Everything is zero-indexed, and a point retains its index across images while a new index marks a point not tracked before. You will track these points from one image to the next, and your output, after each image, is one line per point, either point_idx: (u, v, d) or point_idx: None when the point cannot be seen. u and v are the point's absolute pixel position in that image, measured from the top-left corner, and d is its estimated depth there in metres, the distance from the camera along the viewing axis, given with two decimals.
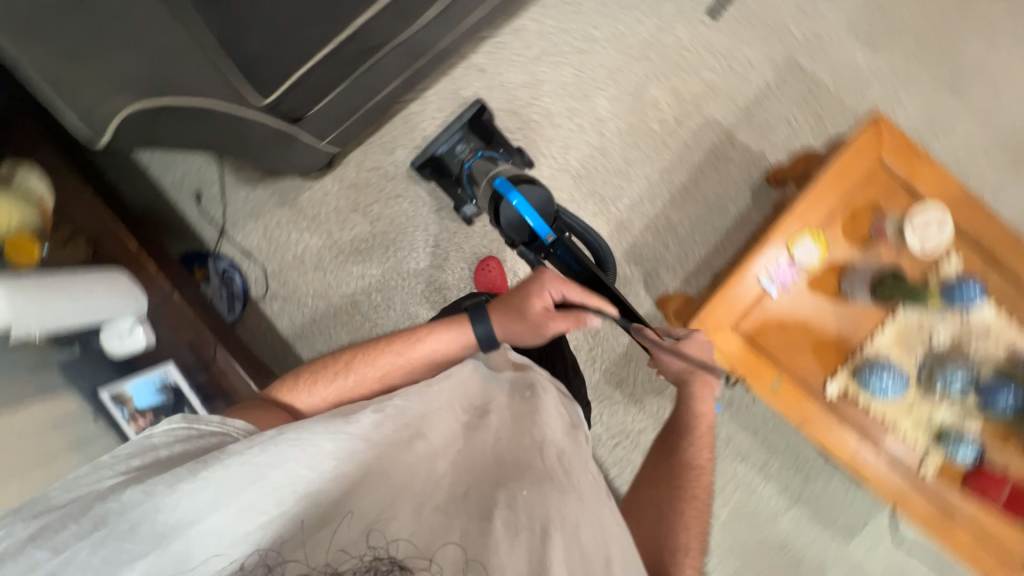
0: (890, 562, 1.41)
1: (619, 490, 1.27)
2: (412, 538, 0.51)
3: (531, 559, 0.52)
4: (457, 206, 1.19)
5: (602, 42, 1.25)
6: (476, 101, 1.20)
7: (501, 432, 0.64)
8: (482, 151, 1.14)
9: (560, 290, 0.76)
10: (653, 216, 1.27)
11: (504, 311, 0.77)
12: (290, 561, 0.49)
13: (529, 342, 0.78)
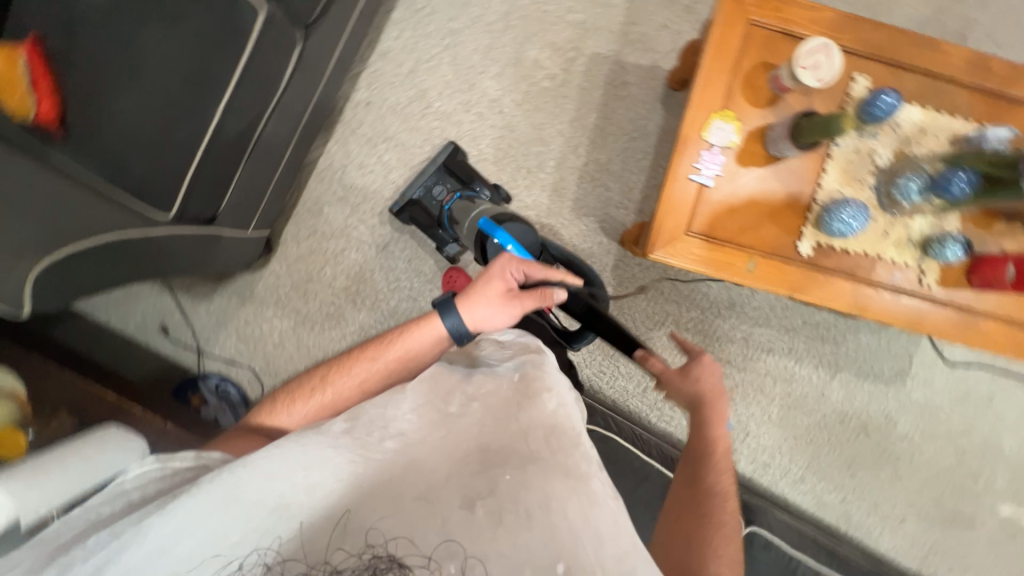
0: (953, 386, 1.38)
1: (666, 431, 1.24)
2: (410, 536, 0.53)
3: (522, 544, 0.53)
4: (439, 247, 1.20)
5: (465, 28, 1.25)
6: (449, 144, 1.24)
7: (485, 417, 0.65)
8: (461, 194, 1.18)
9: (520, 269, 0.87)
10: (582, 165, 1.27)
11: (470, 297, 0.85)
12: (289, 559, 0.52)
13: (497, 323, 0.85)
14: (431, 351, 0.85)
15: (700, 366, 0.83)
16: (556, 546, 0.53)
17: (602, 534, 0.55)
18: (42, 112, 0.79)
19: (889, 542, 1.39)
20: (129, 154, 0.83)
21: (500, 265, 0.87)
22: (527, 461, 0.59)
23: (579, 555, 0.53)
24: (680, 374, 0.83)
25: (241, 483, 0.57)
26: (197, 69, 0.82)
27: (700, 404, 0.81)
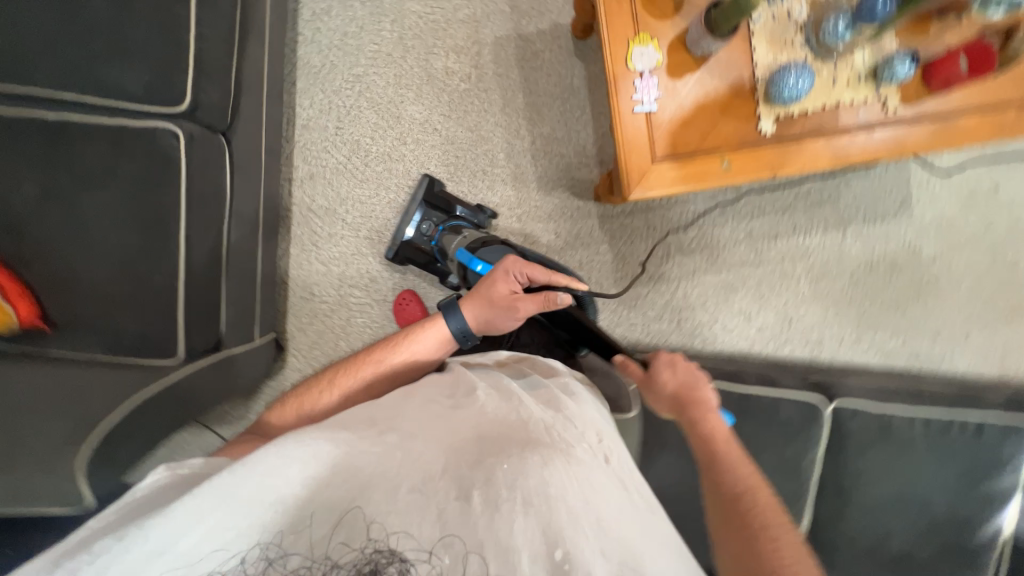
0: (956, 192, 1.39)
1: (714, 347, 1.36)
2: (412, 529, 0.49)
3: (523, 529, 0.50)
4: (441, 279, 1.21)
5: (368, 68, 1.24)
6: (425, 177, 1.25)
7: (490, 414, 0.65)
8: (446, 225, 1.20)
9: (525, 272, 0.89)
10: (530, 145, 1.28)
11: (475, 296, 0.88)
12: (291, 553, 0.49)
13: (497, 326, 0.88)
14: (435, 351, 0.86)
15: (660, 365, 0.83)
16: (559, 530, 0.50)
17: (605, 522, 0.53)
18: (23, 313, 0.79)
19: (964, 361, 1.39)
20: (119, 318, 0.83)
21: (506, 266, 0.89)
22: (532, 450, 0.58)
23: (581, 542, 0.50)
24: (649, 382, 0.82)
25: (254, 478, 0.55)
26: (148, 214, 0.82)
27: (684, 399, 0.78)
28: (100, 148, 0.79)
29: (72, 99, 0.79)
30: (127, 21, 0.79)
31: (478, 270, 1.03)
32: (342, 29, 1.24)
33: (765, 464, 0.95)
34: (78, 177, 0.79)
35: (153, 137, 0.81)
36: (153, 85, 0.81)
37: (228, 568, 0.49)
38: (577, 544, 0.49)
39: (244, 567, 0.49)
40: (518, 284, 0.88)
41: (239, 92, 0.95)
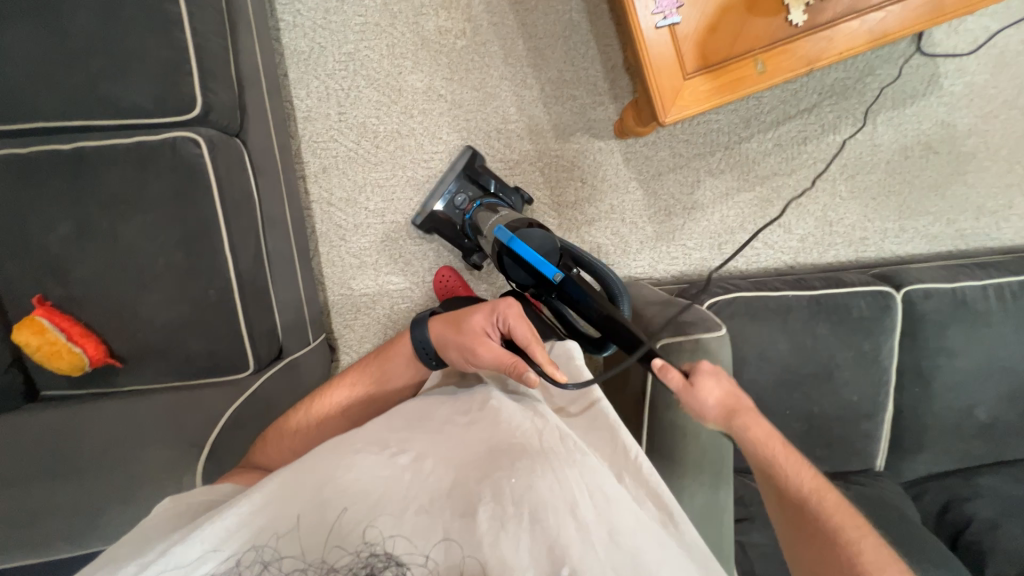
0: (985, 57, 1.33)
1: (759, 264, 1.34)
2: (411, 532, 0.44)
3: (528, 543, 0.44)
4: (466, 257, 1.19)
5: (359, 43, 1.18)
6: (467, 149, 1.20)
7: (506, 422, 0.58)
8: (482, 200, 1.15)
9: (510, 319, 0.72)
10: (539, 93, 1.23)
11: (452, 317, 0.77)
12: (286, 555, 0.44)
13: (450, 358, 0.73)
14: (411, 370, 0.79)
15: (703, 372, 0.65)
16: (568, 549, 0.43)
17: (619, 539, 0.45)
18: (91, 352, 0.79)
19: (1010, 230, 1.37)
20: (187, 339, 0.82)
21: (496, 304, 0.75)
22: (548, 459, 0.51)
23: (591, 563, 0.42)
24: (691, 390, 0.64)
25: (258, 500, 0.50)
26: (188, 229, 0.79)
27: (733, 405, 0.64)
28: (122, 170, 0.76)
29: (79, 127, 0.76)
30: (118, 28, 0.74)
31: (513, 250, 0.89)
32: (323, 7, 1.16)
33: (845, 362, 0.95)
34: (108, 205, 0.77)
35: (174, 148, 0.77)
36: (161, 93, 0.76)
37: (224, 569, 0.44)
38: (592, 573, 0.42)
39: (238, 570, 0.44)
40: (495, 329, 0.73)
41: (242, 89, 0.90)
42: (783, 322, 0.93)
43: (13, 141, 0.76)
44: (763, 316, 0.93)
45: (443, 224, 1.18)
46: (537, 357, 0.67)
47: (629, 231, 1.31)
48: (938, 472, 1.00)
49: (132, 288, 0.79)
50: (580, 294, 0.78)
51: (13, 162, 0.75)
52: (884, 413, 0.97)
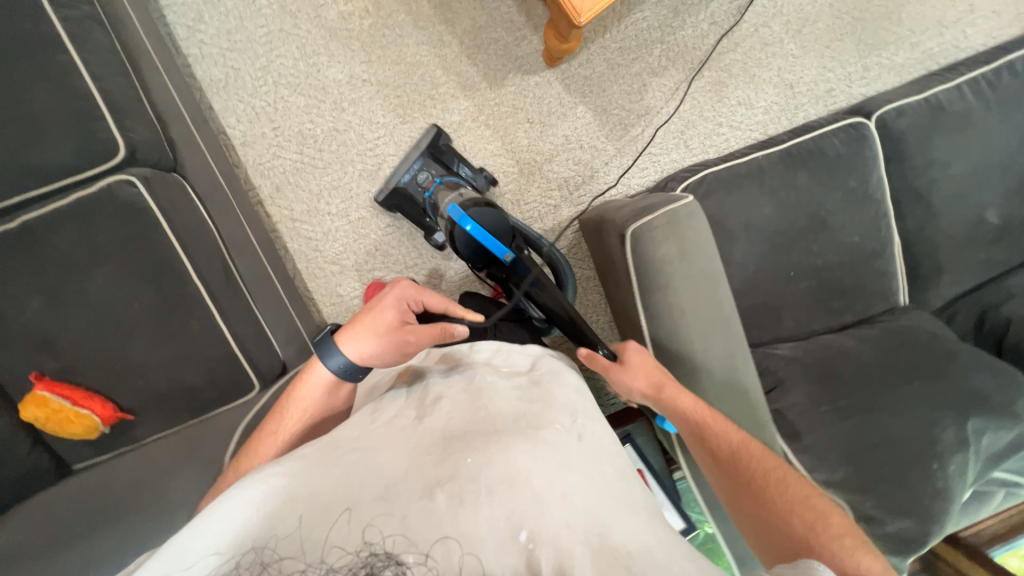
0: None
1: (731, 148, 1.30)
2: (405, 528, 0.42)
3: (489, 514, 0.43)
4: (427, 235, 1.17)
5: (270, 54, 1.16)
6: (432, 128, 1.19)
7: (460, 408, 0.55)
8: (443, 177, 1.13)
9: (418, 298, 0.77)
10: (460, 47, 1.21)
11: (360, 326, 0.72)
12: (285, 556, 0.42)
13: (385, 362, 0.72)
14: (336, 394, 0.73)
15: (629, 350, 0.70)
16: (535, 518, 0.43)
17: (573, 499, 0.46)
18: (101, 412, 0.80)
19: (977, 35, 1.31)
20: (186, 374, 0.83)
21: (396, 293, 0.76)
22: (501, 436, 0.50)
23: (551, 525, 0.43)
24: (620, 367, 0.69)
25: (244, 516, 0.46)
26: (151, 268, 0.79)
27: (662, 383, 0.67)
28: (70, 231, 0.77)
29: (14, 203, 0.76)
30: (17, 92, 0.74)
31: (469, 230, 0.91)
32: (223, 29, 1.15)
33: (838, 205, 0.91)
34: (68, 268, 0.77)
35: (112, 194, 0.77)
36: (81, 146, 0.76)
37: (228, 570, 0.42)
38: (554, 534, 0.43)
39: (239, 572, 0.42)
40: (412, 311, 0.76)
41: (165, 124, 0.90)
42: (760, 185, 0.90)
43: None
44: (738, 185, 0.90)
45: (404, 199, 1.18)
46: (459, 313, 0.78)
47: (593, 155, 1.28)
48: (967, 289, 0.95)
49: (116, 340, 0.80)
50: (532, 275, 0.95)
51: None
52: (893, 245, 0.93)
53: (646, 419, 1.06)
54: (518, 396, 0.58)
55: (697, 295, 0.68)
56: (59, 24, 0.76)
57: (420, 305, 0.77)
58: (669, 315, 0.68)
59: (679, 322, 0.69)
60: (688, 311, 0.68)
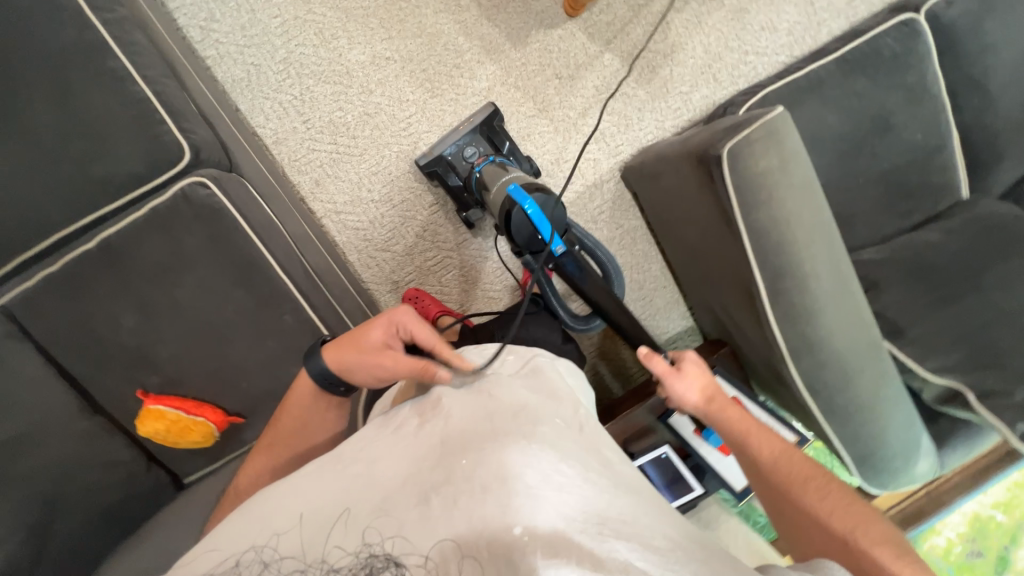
0: None
1: (759, 76, 1.29)
2: (405, 531, 0.42)
3: (485, 516, 0.41)
4: (461, 211, 1.16)
5: (289, 44, 1.13)
6: (490, 107, 1.17)
7: (456, 406, 0.52)
8: (494, 157, 1.11)
9: (410, 326, 0.69)
10: (478, 10, 1.19)
11: (347, 338, 0.71)
12: (286, 556, 0.45)
13: (357, 378, 0.70)
14: (326, 404, 0.74)
15: (689, 361, 0.74)
16: (529, 512, 0.41)
17: (574, 489, 0.43)
18: (213, 418, 0.80)
19: None
20: (286, 370, 0.83)
21: (392, 312, 0.71)
22: (499, 435, 0.46)
23: (557, 524, 0.41)
24: (677, 375, 0.73)
25: (247, 526, 0.48)
26: (238, 267, 0.79)
27: (714, 395, 0.73)
28: (152, 241, 0.76)
29: (95, 219, 0.75)
30: (78, 104, 0.72)
31: (528, 211, 0.89)
32: (238, 24, 1.11)
33: (897, 105, 0.91)
34: (156, 279, 0.76)
35: (187, 198, 0.76)
36: (148, 150, 0.75)
37: (227, 568, 0.45)
38: (551, 530, 0.41)
39: (240, 569, 0.45)
40: (398, 336, 0.70)
41: (213, 123, 0.88)
42: (818, 96, 0.90)
43: (39, 261, 0.75)
44: (797, 99, 0.90)
45: (444, 173, 1.15)
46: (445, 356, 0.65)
47: (625, 102, 1.26)
48: None
49: (214, 344, 0.80)
50: (579, 271, 0.95)
51: (52, 281, 0.74)
52: (952, 137, 0.94)
53: (730, 348, 1.02)
54: (508, 386, 0.53)
55: (795, 204, 0.70)
56: (103, 28, 0.74)
57: (408, 334, 0.70)
58: (772, 227, 0.70)
59: (781, 234, 0.70)
60: (789, 221, 0.70)
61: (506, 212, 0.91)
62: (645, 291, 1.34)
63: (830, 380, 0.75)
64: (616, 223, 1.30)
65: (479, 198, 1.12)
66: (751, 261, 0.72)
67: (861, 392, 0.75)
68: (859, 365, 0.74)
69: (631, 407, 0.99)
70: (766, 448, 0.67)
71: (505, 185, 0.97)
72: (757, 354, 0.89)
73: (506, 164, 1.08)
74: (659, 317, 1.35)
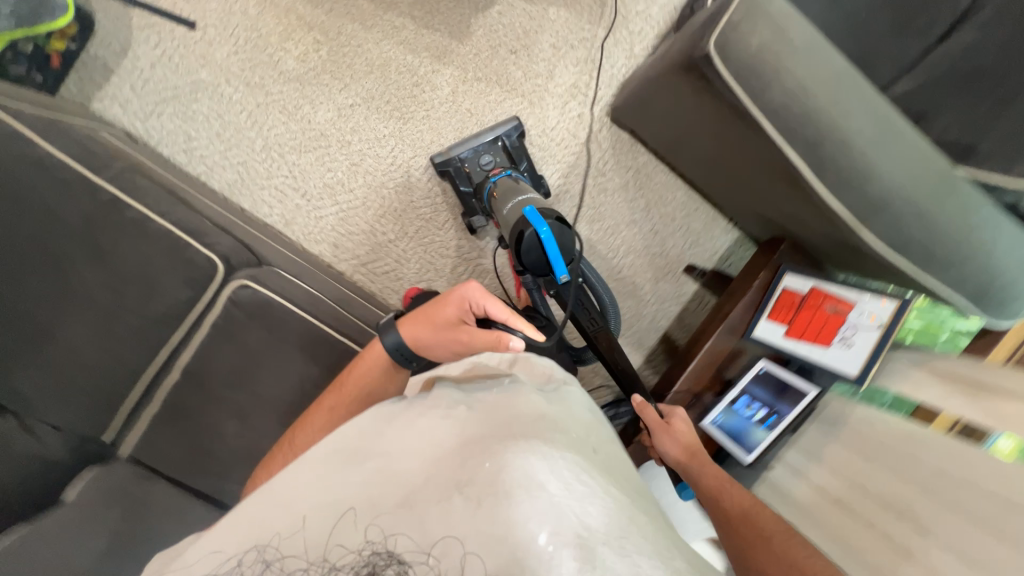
0: None
1: None
2: (415, 530, 0.41)
3: (509, 516, 0.39)
4: (468, 216, 1.16)
5: (264, 132, 1.17)
6: (515, 121, 1.18)
7: (480, 404, 0.49)
8: (511, 170, 1.11)
9: (482, 302, 0.72)
10: (414, 24, 1.18)
11: (423, 316, 0.76)
12: (289, 555, 0.43)
13: (433, 353, 0.73)
14: (387, 384, 0.75)
15: (678, 418, 0.89)
16: (547, 516, 0.38)
17: (596, 495, 0.41)
18: None
19: None
20: None
21: (465, 290, 0.73)
22: (526, 435, 0.43)
23: (574, 522, 0.38)
24: (668, 427, 0.87)
25: (244, 521, 0.47)
26: (302, 342, 0.85)
27: (696, 451, 0.83)
28: (223, 351, 0.82)
29: (172, 348, 0.82)
30: (118, 257, 0.78)
31: (542, 236, 0.81)
32: (213, 133, 1.16)
33: None
34: (239, 383, 0.82)
35: (234, 300, 0.82)
36: (189, 275, 0.81)
37: (229, 569, 0.44)
38: (568, 531, 0.38)
39: (244, 569, 0.44)
40: (473, 313, 0.73)
41: (229, 228, 0.92)
42: None
43: (142, 404, 0.82)
44: None
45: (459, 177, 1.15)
46: (520, 328, 0.70)
47: (586, 47, 1.22)
48: None
49: None
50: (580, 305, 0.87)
51: (159, 417, 0.81)
52: None
53: (790, 242, 0.98)
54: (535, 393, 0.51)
55: (808, 71, 0.65)
56: (111, 185, 0.80)
57: (482, 311, 0.72)
58: (792, 101, 0.65)
59: (804, 104, 0.65)
60: (807, 87, 0.65)
61: (518, 231, 0.84)
62: (679, 221, 1.31)
63: (915, 230, 0.69)
64: (624, 167, 1.27)
65: (485, 207, 1.12)
66: (781, 143, 0.69)
67: (954, 234, 0.69)
68: (941, 201, 0.68)
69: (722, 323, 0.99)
70: (736, 500, 0.74)
71: (522, 206, 0.91)
72: (821, 235, 0.84)
73: (519, 180, 1.07)
74: (701, 241, 1.31)
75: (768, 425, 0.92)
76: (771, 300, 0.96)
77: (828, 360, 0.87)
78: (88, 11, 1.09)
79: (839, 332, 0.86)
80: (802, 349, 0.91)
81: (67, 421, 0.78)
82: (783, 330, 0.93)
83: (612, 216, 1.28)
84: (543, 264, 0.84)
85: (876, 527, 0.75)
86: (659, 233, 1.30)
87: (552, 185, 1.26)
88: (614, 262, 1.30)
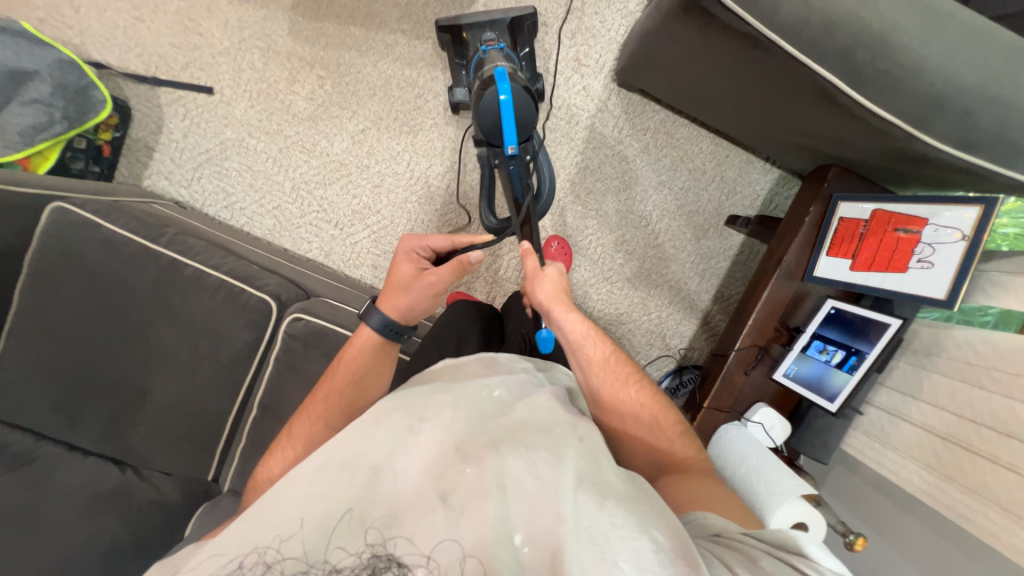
0: None
1: None
2: (409, 530, 0.43)
3: (494, 512, 0.43)
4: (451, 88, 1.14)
5: (290, 174, 1.24)
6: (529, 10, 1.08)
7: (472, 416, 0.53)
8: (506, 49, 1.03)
9: (424, 244, 0.75)
10: (405, 38, 1.20)
11: (387, 289, 0.76)
12: (285, 557, 0.43)
13: (420, 309, 0.76)
14: (383, 361, 0.75)
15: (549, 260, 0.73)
16: (531, 517, 0.44)
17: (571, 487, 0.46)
18: None
19: None
20: None
21: (403, 246, 0.76)
22: (507, 445, 0.49)
23: (545, 523, 0.44)
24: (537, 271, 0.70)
25: (250, 526, 0.46)
26: None
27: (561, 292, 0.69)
28: (290, 382, 0.87)
29: (247, 387, 0.89)
30: (187, 311, 0.86)
31: (501, 99, 0.76)
32: (247, 185, 1.24)
33: None
34: None
35: (291, 334, 0.86)
36: (248, 317, 0.87)
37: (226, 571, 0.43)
38: (551, 530, 0.43)
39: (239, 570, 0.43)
40: (425, 257, 0.76)
41: (276, 270, 0.98)
42: None
43: (233, 442, 0.90)
44: None
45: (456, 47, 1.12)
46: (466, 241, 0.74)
47: (579, 17, 1.19)
48: None
49: None
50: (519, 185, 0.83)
51: (246, 450, 0.88)
52: None
53: (838, 168, 0.90)
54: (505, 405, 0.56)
55: None
56: (167, 250, 0.87)
57: (431, 249, 0.76)
58: (810, 12, 0.60)
59: (823, 12, 0.59)
60: None
61: (481, 88, 0.78)
62: (711, 171, 1.23)
63: (988, 121, 0.61)
64: (641, 129, 1.22)
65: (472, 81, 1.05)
66: (806, 61, 0.63)
67: None
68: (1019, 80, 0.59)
69: (777, 270, 0.93)
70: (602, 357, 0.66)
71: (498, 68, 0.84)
72: (875, 152, 0.76)
73: (511, 59, 0.97)
74: (740, 188, 1.24)
75: (850, 368, 0.83)
76: (828, 234, 0.89)
77: (910, 286, 0.77)
78: (124, 100, 1.21)
79: (914, 255, 0.78)
80: (873, 282, 0.82)
81: (174, 466, 0.88)
82: (846, 262, 0.85)
83: (639, 182, 1.24)
84: (496, 128, 0.79)
85: (997, 459, 0.68)
86: (691, 189, 1.24)
87: (569, 165, 1.24)
88: (649, 228, 1.25)
